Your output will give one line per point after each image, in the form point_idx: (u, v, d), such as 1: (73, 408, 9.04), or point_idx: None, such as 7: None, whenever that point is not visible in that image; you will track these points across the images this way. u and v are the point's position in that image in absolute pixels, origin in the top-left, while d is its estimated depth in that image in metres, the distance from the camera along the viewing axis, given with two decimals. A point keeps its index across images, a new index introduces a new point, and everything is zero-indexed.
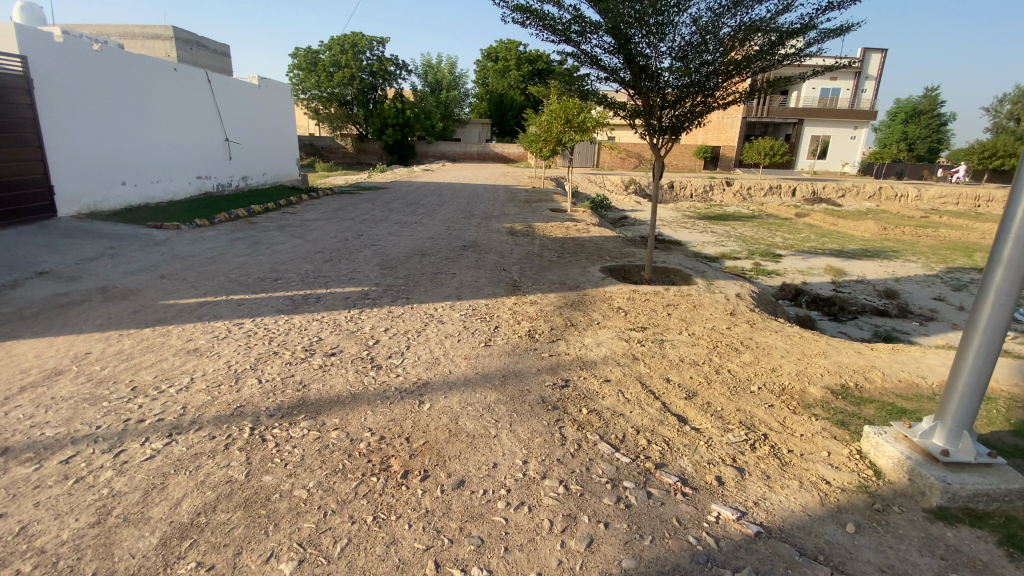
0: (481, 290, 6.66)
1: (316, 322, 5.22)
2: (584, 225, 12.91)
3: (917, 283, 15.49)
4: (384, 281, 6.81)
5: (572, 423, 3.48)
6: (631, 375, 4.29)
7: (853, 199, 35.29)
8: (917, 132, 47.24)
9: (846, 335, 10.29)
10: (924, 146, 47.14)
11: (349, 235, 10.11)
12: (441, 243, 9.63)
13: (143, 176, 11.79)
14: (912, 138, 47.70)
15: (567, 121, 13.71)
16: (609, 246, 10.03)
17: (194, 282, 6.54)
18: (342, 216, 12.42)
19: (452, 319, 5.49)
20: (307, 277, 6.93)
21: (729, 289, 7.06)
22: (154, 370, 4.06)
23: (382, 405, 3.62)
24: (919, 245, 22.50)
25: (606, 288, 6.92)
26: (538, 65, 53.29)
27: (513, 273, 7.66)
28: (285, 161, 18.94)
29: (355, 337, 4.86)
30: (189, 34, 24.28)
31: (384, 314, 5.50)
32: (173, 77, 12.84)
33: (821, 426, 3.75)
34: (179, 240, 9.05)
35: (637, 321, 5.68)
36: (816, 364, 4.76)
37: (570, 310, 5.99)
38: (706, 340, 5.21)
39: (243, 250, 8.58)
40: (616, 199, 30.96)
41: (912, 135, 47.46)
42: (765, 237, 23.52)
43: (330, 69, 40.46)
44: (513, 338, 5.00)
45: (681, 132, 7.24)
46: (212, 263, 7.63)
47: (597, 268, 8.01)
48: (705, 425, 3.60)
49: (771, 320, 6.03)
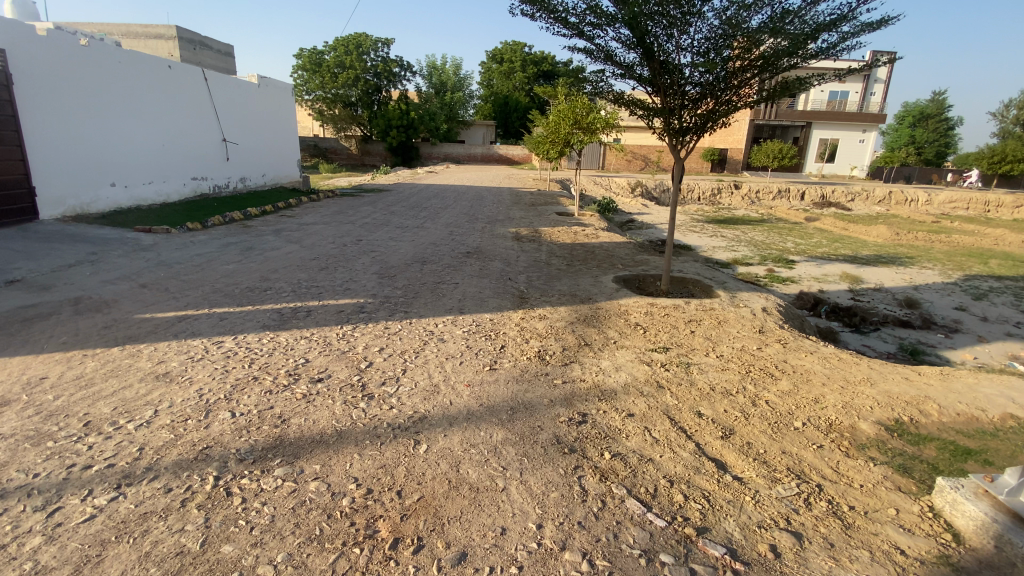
0: (486, 303, 6.14)
1: (304, 340, 4.72)
2: (592, 230, 12.37)
3: (937, 291, 14.84)
4: (382, 292, 6.31)
5: (594, 472, 2.97)
6: (657, 409, 3.76)
7: (863, 203, 34.64)
8: (925, 136, 46.56)
9: (871, 348, 9.69)
10: (932, 150, 46.44)
11: (347, 240, 9.61)
12: (443, 250, 9.11)
13: (134, 177, 11.37)
14: (919, 142, 47.01)
15: (575, 120, 13.19)
16: (620, 253, 9.48)
17: (176, 293, 6.07)
18: (342, 220, 11.95)
19: (454, 337, 4.98)
20: (298, 287, 6.44)
21: (754, 303, 6.51)
22: (113, 401, 3.59)
23: (371, 447, 3.11)
24: (934, 252, 21.84)
25: (621, 300, 6.39)
26: (544, 66, 52.90)
27: (519, 283, 7.16)
28: (286, 162, 18.53)
29: (346, 359, 4.35)
30: (192, 34, 23.94)
31: (379, 331, 4.98)
32: (168, 74, 12.42)
33: (882, 474, 3.21)
34: (167, 245, 8.59)
35: (658, 340, 5.16)
36: (863, 394, 4.22)
37: (584, 326, 5.46)
38: (737, 364, 4.67)
39: (234, 256, 8.11)
40: (623, 202, 30.44)
41: (920, 139, 46.78)
42: (776, 242, 22.92)
43: (335, 70, 40.07)
44: (522, 360, 4.48)
45: (704, 133, 6.71)
46: (199, 270, 7.15)
47: (610, 277, 7.49)
48: (749, 475, 3.07)
49: (804, 340, 5.48)
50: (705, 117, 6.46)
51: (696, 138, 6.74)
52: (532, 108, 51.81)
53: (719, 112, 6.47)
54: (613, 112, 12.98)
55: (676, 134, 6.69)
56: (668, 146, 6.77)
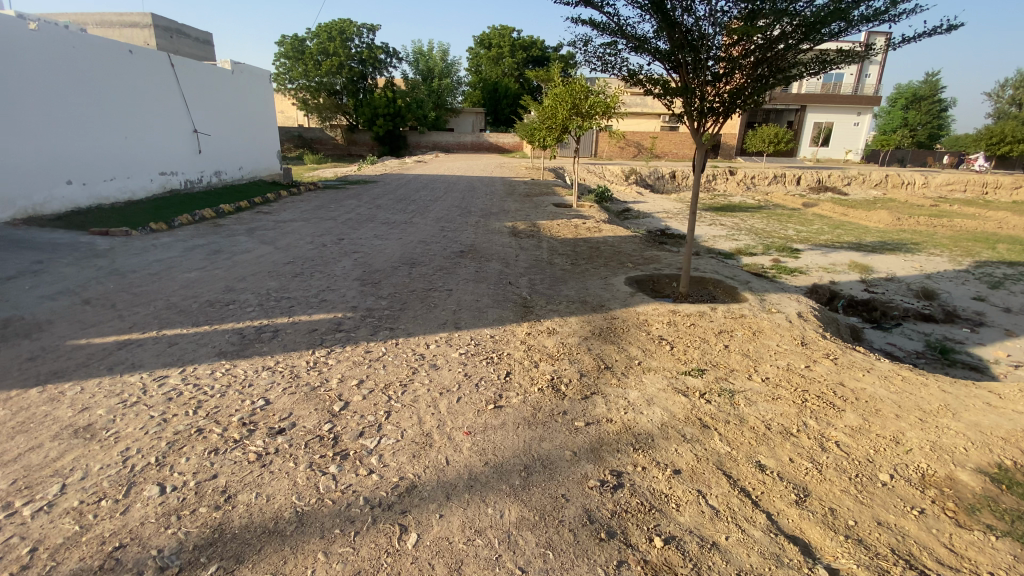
0: (484, 314, 5.32)
1: (266, 373, 3.89)
2: (593, 222, 11.54)
3: (949, 280, 14.23)
4: (365, 303, 5.49)
5: (644, 571, 2.21)
6: (708, 461, 3.00)
7: (860, 187, 34.04)
8: (918, 118, 46.10)
9: (897, 347, 9.01)
10: (925, 132, 46.00)
11: (328, 240, 8.72)
12: (434, 250, 8.25)
13: (94, 173, 10.34)
14: (912, 124, 46.50)
15: (574, 105, 12.30)
16: (627, 250, 8.68)
17: (123, 310, 5.20)
18: (323, 217, 11.04)
19: (449, 362, 4.16)
20: (268, 299, 5.59)
21: (787, 309, 5.75)
22: (10, 472, 2.75)
23: (340, 542, 2.30)
24: (937, 237, 21.27)
25: (638, 307, 5.61)
26: (532, 52, 51.65)
27: (521, 288, 6.36)
28: (265, 154, 17.48)
29: (315, 399, 3.52)
30: (168, 21, 22.64)
31: (358, 357, 4.16)
32: (130, 60, 11.31)
33: (1010, 553, 2.47)
34: (125, 250, 7.66)
35: (688, 358, 4.39)
36: (946, 430, 3.49)
37: (600, 343, 4.66)
38: (788, 392, 3.91)
39: (199, 261, 7.22)
40: (618, 190, 29.61)
41: (911, 120, 46.26)
42: (776, 230, 22.23)
43: (318, 58, 38.57)
44: (532, 393, 3.68)
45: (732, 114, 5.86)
46: (156, 281, 6.26)
47: (621, 279, 6.70)
48: (847, 566, 2.31)
49: (854, 353, 4.74)
50: (733, 94, 5.62)
51: (722, 120, 5.89)
52: (522, 94, 50.58)
53: (750, 90, 5.63)
54: (615, 95, 12.10)
55: (697, 116, 5.87)
56: (689, 129, 5.96)
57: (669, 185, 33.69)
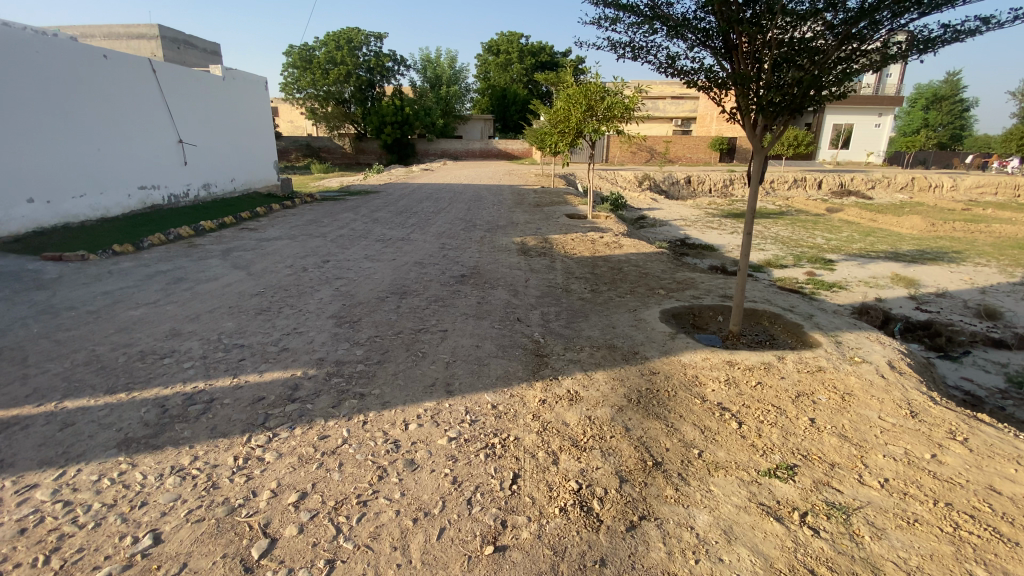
0: (485, 368, 4.13)
1: (176, 479, 2.76)
2: (612, 236, 10.34)
3: (1006, 296, 12.78)
4: (333, 354, 4.33)
5: None
6: None
7: (884, 191, 32.42)
8: (938, 118, 44.40)
9: (974, 382, 7.67)
10: (947, 132, 44.19)
11: (310, 263, 7.61)
12: (430, 275, 7.09)
13: (61, 190, 9.36)
14: (933, 125, 44.73)
15: (589, 106, 11.16)
16: (654, 271, 7.47)
17: (29, 367, 4.10)
18: (313, 234, 9.99)
19: (433, 454, 2.98)
20: (217, 348, 4.49)
21: (872, 357, 4.50)
22: None
23: None
24: (977, 245, 19.70)
25: (683, 355, 4.39)
26: (541, 57, 50.81)
27: (532, 325, 5.21)
28: (261, 165, 16.55)
29: (231, 534, 2.38)
30: (174, 32, 22.02)
31: (309, 449, 3.02)
32: (105, 65, 10.37)
33: None
34: (74, 279, 6.61)
35: (766, 445, 3.17)
36: None
37: (642, 414, 3.46)
38: (926, 511, 2.68)
39: (154, 292, 6.16)
40: (632, 197, 28.34)
41: (932, 121, 44.45)
42: (804, 238, 20.78)
43: (326, 67, 37.95)
44: (551, 517, 2.49)
45: (802, 111, 4.51)
46: (91, 321, 5.18)
47: (654, 311, 5.52)
48: None
49: (983, 430, 3.50)
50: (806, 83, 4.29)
51: (790, 117, 4.52)
52: (532, 100, 49.65)
53: (828, 79, 4.29)
54: (635, 94, 11.06)
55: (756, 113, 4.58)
56: (745, 129, 4.70)
57: (684, 191, 32.46)
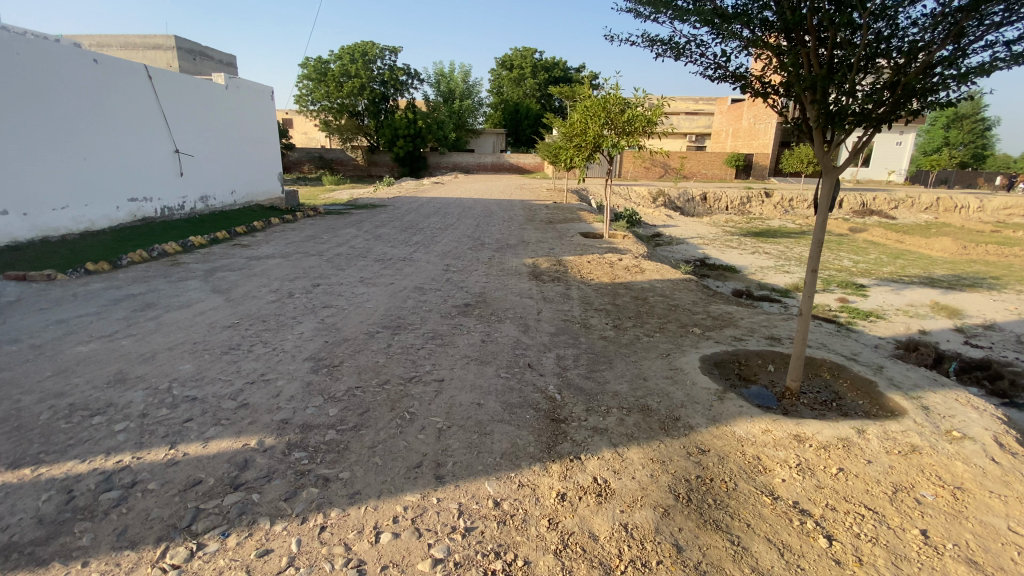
0: (487, 438, 3.27)
1: None
2: (632, 259, 9.49)
3: None
4: (299, 416, 3.49)
5: None
6: None
7: (908, 210, 31.22)
8: (960, 137, 43.09)
9: None
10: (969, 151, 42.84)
11: (298, 286, 6.81)
12: (430, 303, 6.25)
13: (40, 201, 8.74)
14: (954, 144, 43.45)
15: (608, 119, 10.42)
16: (685, 302, 6.59)
17: None
18: (309, 251, 9.27)
19: None
20: (163, 401, 3.68)
21: (975, 431, 3.57)
22: None
23: None
24: (1014, 270, 18.52)
25: (736, 425, 3.51)
26: (555, 72, 50.58)
27: (546, 370, 4.35)
28: (264, 176, 15.95)
29: None
30: (190, 44, 21.87)
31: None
32: (95, 71, 9.83)
33: None
34: (34, 303, 5.90)
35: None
36: None
37: (695, 522, 2.59)
38: None
39: (116, 321, 5.41)
40: (646, 214, 27.46)
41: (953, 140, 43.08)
42: (829, 260, 19.75)
43: (340, 80, 37.85)
44: None
45: (890, 124, 3.64)
46: (29, 359, 4.41)
47: (691, 357, 4.64)
48: None
49: None
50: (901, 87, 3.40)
51: (875, 130, 3.64)
52: (545, 115, 49.28)
53: (928, 81, 3.40)
54: (657, 106, 10.35)
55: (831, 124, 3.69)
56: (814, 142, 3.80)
57: (699, 208, 31.60)
